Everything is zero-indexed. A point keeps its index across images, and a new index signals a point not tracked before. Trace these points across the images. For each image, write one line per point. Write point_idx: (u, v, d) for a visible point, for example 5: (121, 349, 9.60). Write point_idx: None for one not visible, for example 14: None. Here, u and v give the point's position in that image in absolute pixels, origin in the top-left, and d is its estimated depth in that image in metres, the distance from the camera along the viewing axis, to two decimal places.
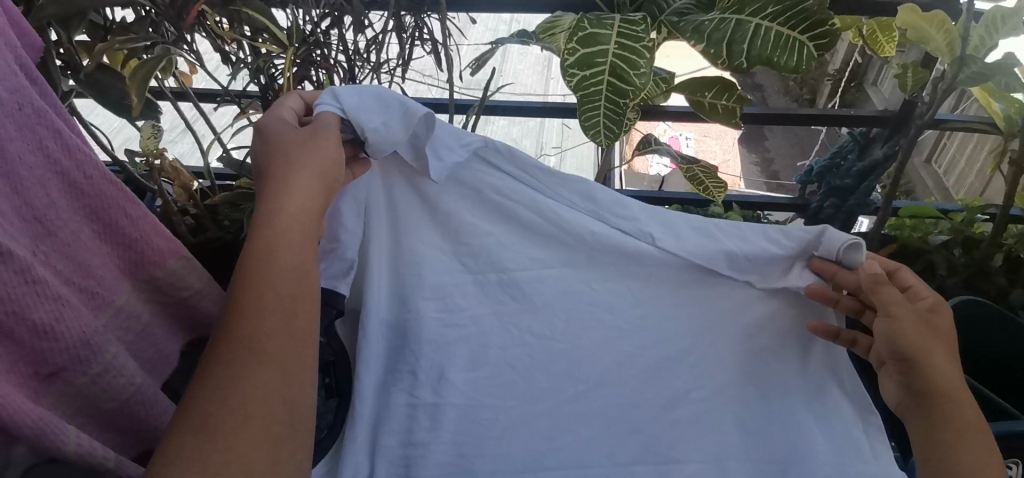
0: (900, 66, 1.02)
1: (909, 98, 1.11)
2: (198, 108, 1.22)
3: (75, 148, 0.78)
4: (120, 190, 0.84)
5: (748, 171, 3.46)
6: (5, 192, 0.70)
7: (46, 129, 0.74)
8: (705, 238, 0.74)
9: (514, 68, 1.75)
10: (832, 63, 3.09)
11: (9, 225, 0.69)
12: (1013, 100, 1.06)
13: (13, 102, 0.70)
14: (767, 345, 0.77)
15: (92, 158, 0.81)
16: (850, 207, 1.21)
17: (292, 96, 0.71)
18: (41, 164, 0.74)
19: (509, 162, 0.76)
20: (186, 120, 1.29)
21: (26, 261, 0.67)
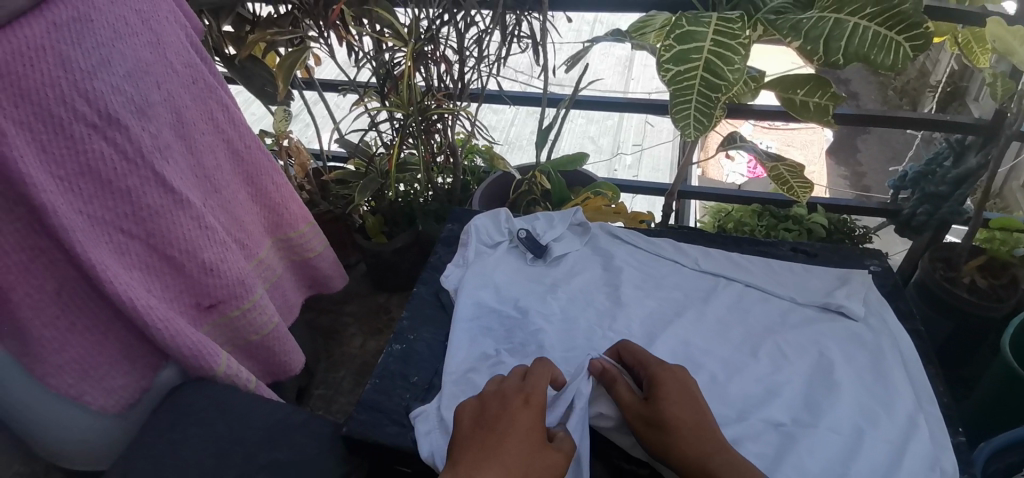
0: (989, 74, 0.99)
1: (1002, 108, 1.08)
2: (321, 96, 1.42)
3: (238, 120, 0.94)
4: (267, 159, 1.01)
5: (834, 183, 3.30)
6: (184, 150, 0.84)
7: (215, 103, 0.90)
8: (767, 285, 0.89)
9: (596, 69, 1.83)
10: (935, 74, 2.90)
11: (187, 178, 0.84)
12: None
13: (190, 78, 0.86)
14: (855, 353, 0.78)
15: (250, 130, 0.97)
16: (943, 215, 1.18)
17: (485, 217, 1.01)
18: (211, 131, 0.90)
19: (623, 233, 1.00)
20: (307, 105, 1.47)
21: (198, 208, 0.82)
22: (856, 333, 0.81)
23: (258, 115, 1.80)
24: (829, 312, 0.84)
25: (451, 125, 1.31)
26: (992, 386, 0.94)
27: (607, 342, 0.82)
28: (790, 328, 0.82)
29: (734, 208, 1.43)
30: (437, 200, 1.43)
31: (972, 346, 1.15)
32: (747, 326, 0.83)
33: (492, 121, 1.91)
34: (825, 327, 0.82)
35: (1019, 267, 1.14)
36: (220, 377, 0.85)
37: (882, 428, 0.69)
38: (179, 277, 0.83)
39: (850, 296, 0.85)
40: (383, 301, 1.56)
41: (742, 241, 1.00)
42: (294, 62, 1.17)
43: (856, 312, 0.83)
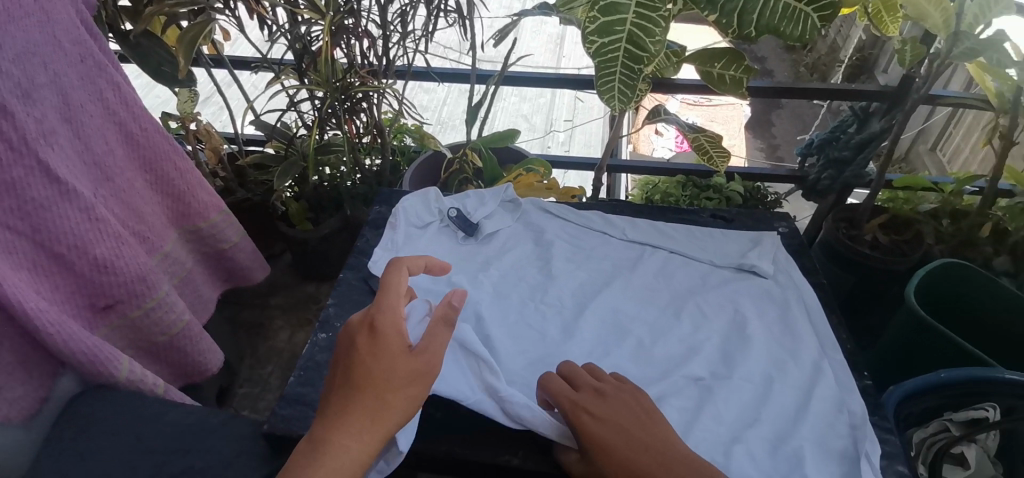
0: (900, 41, 1.06)
1: (908, 74, 1.14)
2: (233, 76, 1.32)
3: (133, 102, 0.86)
4: (169, 144, 0.92)
5: (753, 156, 3.51)
6: (66, 135, 0.75)
7: (107, 83, 0.81)
8: (689, 250, 0.93)
9: (528, 46, 1.81)
10: (843, 49, 3.14)
11: (74, 166, 0.75)
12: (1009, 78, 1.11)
13: (75, 55, 0.76)
14: (766, 309, 0.84)
15: (147, 113, 0.89)
16: (846, 178, 1.27)
17: (413, 199, 0.99)
18: (100, 114, 0.81)
19: (554, 207, 1.01)
20: (216, 85, 1.36)
21: (87, 199, 0.74)
22: (765, 290, 0.87)
23: (162, 98, 1.65)
24: (744, 273, 0.90)
25: (376, 104, 1.26)
26: (901, 331, 1.01)
27: (539, 315, 0.83)
28: (711, 290, 0.87)
29: (661, 180, 1.48)
30: (366, 182, 1.37)
31: (870, 297, 1.26)
32: (670, 290, 0.87)
33: (423, 100, 1.85)
34: (739, 286, 0.87)
35: (921, 223, 1.26)
36: (122, 384, 0.78)
37: (787, 376, 0.75)
38: (69, 276, 0.74)
39: (762, 256, 0.91)
40: (312, 292, 1.49)
41: (665, 211, 1.04)
42: (197, 35, 1.05)
43: (767, 270, 0.88)
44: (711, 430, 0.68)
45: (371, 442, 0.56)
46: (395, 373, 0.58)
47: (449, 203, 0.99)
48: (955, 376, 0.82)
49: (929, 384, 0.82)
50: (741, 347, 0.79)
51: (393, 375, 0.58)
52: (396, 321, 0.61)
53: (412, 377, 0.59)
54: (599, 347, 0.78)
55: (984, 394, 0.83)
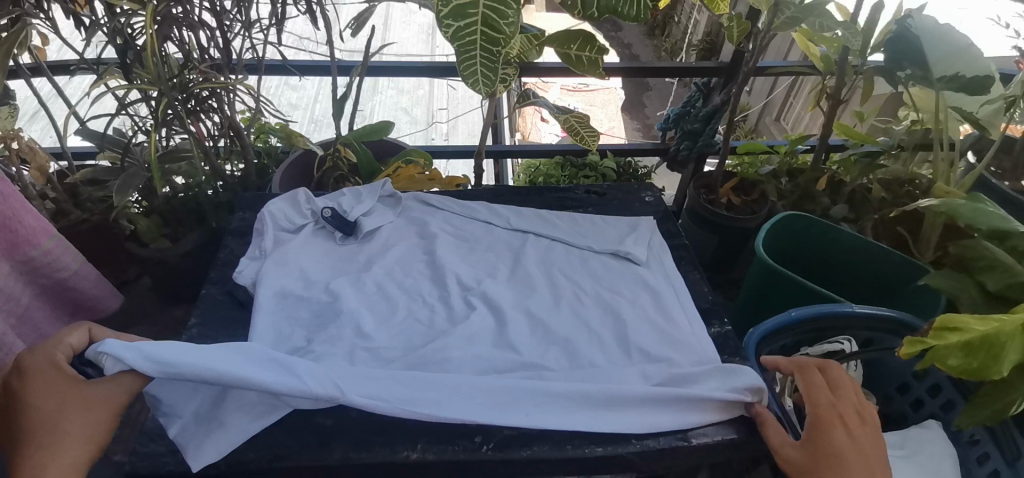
0: (728, 18, 1.18)
1: (739, 50, 1.28)
2: (56, 85, 1.12)
3: None
4: None
5: (632, 136, 3.74)
6: None
7: None
8: (566, 234, 0.95)
9: (398, 37, 1.76)
10: (694, 34, 3.46)
11: None
12: (831, 42, 1.29)
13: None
14: (638, 288, 0.87)
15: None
16: (700, 148, 1.40)
17: (281, 202, 0.93)
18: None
19: (440, 202, 0.99)
20: (42, 101, 1.16)
21: None
22: (634, 268, 0.90)
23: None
24: (620, 259, 0.92)
25: (228, 101, 1.14)
26: (757, 278, 1.13)
27: (426, 308, 0.81)
28: (588, 275, 0.89)
29: (542, 162, 1.53)
30: (229, 189, 1.25)
31: (732, 251, 1.41)
32: (550, 274, 0.88)
33: (290, 99, 1.72)
34: (610, 266, 0.91)
35: (764, 184, 1.43)
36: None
37: (656, 350, 0.77)
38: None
39: (636, 243, 0.94)
40: (183, 315, 1.32)
41: (543, 191, 1.08)
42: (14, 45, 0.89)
43: (638, 245, 0.93)
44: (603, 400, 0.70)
45: (68, 457, 0.58)
46: (69, 407, 0.60)
47: (322, 203, 0.94)
48: (816, 314, 0.92)
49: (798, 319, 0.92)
50: (612, 328, 0.80)
51: (69, 405, 0.60)
52: (59, 360, 0.64)
53: (90, 402, 0.61)
54: (481, 343, 0.76)
55: (837, 329, 0.97)
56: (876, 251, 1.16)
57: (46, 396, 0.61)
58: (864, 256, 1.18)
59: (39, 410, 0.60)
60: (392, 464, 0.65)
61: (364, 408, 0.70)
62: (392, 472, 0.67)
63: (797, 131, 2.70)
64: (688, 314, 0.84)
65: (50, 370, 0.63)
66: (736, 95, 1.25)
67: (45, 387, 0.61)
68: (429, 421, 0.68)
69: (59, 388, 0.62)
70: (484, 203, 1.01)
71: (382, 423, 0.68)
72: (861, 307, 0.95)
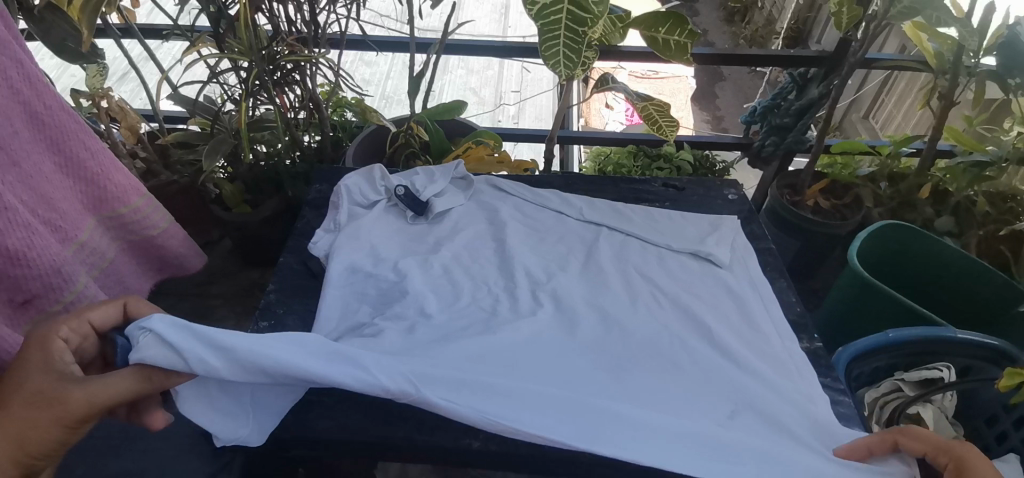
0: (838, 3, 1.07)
1: (845, 38, 1.17)
2: (144, 46, 1.18)
3: (35, 77, 0.72)
4: (75, 121, 0.78)
5: (701, 127, 3.56)
6: None
7: (6, 58, 0.69)
8: (642, 231, 0.91)
9: (471, 15, 1.74)
10: (780, 21, 3.23)
11: None
12: (945, 38, 1.13)
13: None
14: (719, 293, 0.82)
15: (53, 90, 0.75)
16: (789, 144, 1.30)
17: (357, 177, 0.94)
18: (2, 92, 0.68)
19: (512, 188, 0.97)
20: (131, 61, 1.22)
21: None
22: (716, 271, 0.85)
23: (76, 76, 1.49)
24: (700, 260, 0.87)
25: (310, 74, 1.16)
26: (846, 289, 1.04)
27: (493, 297, 0.79)
28: (666, 274, 0.84)
29: (612, 151, 1.47)
30: (306, 160, 1.29)
31: (815, 258, 1.31)
32: (625, 272, 0.84)
33: (364, 74, 1.75)
34: (690, 268, 0.85)
35: (859, 187, 1.31)
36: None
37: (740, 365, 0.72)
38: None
39: (719, 244, 0.88)
40: (257, 278, 1.38)
41: (619, 181, 1.04)
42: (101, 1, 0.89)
43: (720, 247, 0.88)
44: (688, 417, 0.66)
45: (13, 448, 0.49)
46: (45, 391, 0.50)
47: (396, 180, 0.94)
48: (910, 336, 0.84)
49: (890, 340, 0.84)
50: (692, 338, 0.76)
51: (44, 390, 0.50)
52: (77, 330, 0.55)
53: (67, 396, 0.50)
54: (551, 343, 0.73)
55: (935, 354, 0.87)
56: (982, 272, 1.04)
57: (32, 368, 0.52)
58: (968, 277, 1.06)
59: (20, 380, 0.51)
60: (452, 449, 0.65)
61: None
62: (451, 457, 0.67)
63: (889, 132, 2.47)
64: (774, 327, 0.78)
65: (63, 339, 0.54)
66: (838, 88, 1.14)
67: (42, 352, 0.53)
68: None
69: (51, 363, 0.52)
70: (557, 193, 0.97)
71: None
72: (963, 334, 0.85)
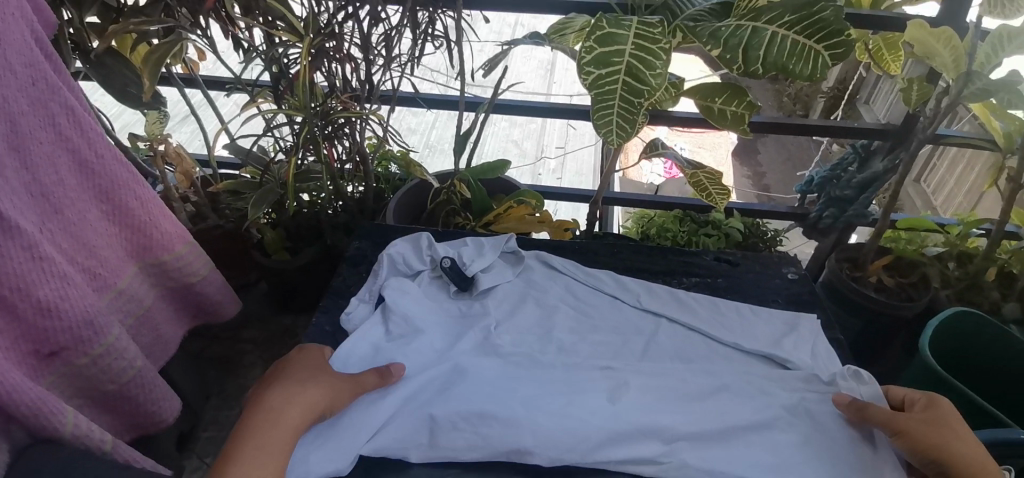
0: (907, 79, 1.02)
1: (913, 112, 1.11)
2: (205, 94, 1.23)
3: (88, 125, 0.74)
4: (126, 168, 0.79)
5: (741, 184, 3.47)
6: (14, 165, 0.66)
7: (58, 106, 0.71)
8: (708, 326, 0.85)
9: (517, 71, 1.77)
10: (828, 81, 3.16)
11: (18, 200, 0.66)
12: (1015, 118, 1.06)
13: (26, 78, 0.67)
14: (799, 405, 0.73)
15: (104, 137, 0.77)
16: (849, 218, 1.22)
17: (401, 246, 0.93)
18: (51, 139, 0.70)
19: (565, 268, 0.93)
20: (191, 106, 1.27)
21: (31, 235, 0.63)
22: (794, 379, 0.77)
23: (137, 116, 1.56)
24: (774, 366, 0.80)
25: (360, 129, 1.18)
26: (915, 382, 0.94)
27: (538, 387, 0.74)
28: (740, 381, 0.76)
29: (656, 214, 1.42)
30: (347, 211, 1.30)
31: (876, 344, 1.20)
32: (686, 370, 0.78)
33: (410, 124, 1.78)
34: (762, 373, 0.78)
35: (927, 266, 1.21)
36: (67, 442, 0.64)
37: None
38: (8, 321, 0.63)
39: (797, 348, 0.81)
40: (289, 325, 1.38)
41: (667, 251, 1.00)
42: (166, 53, 0.96)
43: (795, 353, 0.80)
44: None
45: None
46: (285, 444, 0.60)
47: (440, 249, 0.92)
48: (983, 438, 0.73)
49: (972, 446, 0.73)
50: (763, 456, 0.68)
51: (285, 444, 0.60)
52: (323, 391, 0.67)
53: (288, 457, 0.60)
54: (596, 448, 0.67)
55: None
56: None
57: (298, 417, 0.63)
58: None
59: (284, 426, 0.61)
60: None
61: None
62: None
63: (938, 199, 2.33)
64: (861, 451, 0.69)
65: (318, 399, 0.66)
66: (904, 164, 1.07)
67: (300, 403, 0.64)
68: None
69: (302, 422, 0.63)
70: (615, 277, 0.93)
71: None
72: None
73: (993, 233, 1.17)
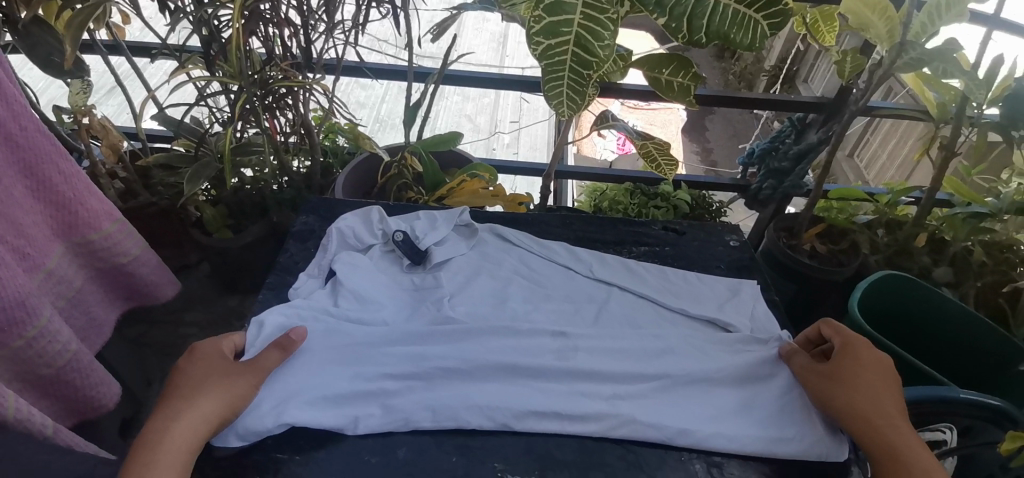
0: (841, 53, 1.08)
1: (846, 86, 1.17)
2: (131, 62, 1.15)
3: (14, 97, 0.68)
4: (53, 143, 0.73)
5: (689, 159, 3.58)
6: None
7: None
8: (655, 291, 0.88)
9: (469, 43, 1.74)
10: (769, 59, 3.28)
11: None
12: (948, 89, 1.14)
13: None
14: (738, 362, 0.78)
15: (30, 110, 0.70)
16: (785, 188, 1.29)
17: (351, 219, 0.91)
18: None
19: (520, 239, 0.94)
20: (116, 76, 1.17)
21: None
22: (736, 342, 0.80)
23: (64, 88, 1.43)
24: (715, 329, 0.84)
25: (303, 100, 1.13)
26: None
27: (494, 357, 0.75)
28: (684, 343, 0.80)
29: (608, 187, 1.45)
30: (293, 186, 1.25)
31: (810, 306, 1.29)
32: (634, 334, 0.81)
33: (358, 97, 1.72)
34: (703, 334, 0.82)
35: (856, 233, 1.30)
36: (8, 426, 0.59)
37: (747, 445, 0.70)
38: None
39: (737, 312, 0.86)
40: (235, 306, 1.32)
41: (618, 221, 1.03)
42: (88, 19, 0.87)
43: (735, 315, 0.85)
44: None
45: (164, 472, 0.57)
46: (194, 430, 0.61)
47: (391, 222, 0.91)
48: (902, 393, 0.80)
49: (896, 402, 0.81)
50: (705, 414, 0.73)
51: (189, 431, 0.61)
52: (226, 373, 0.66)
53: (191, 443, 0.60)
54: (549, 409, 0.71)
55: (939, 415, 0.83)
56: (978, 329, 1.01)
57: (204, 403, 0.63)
58: (966, 333, 1.03)
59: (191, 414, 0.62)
60: None
61: (411, 449, 0.68)
62: None
63: (872, 173, 2.49)
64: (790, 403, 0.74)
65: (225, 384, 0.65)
66: (837, 136, 1.13)
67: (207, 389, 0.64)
68: (479, 473, 0.67)
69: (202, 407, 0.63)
70: (568, 247, 0.94)
71: (429, 465, 0.67)
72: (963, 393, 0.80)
73: (925, 200, 1.27)
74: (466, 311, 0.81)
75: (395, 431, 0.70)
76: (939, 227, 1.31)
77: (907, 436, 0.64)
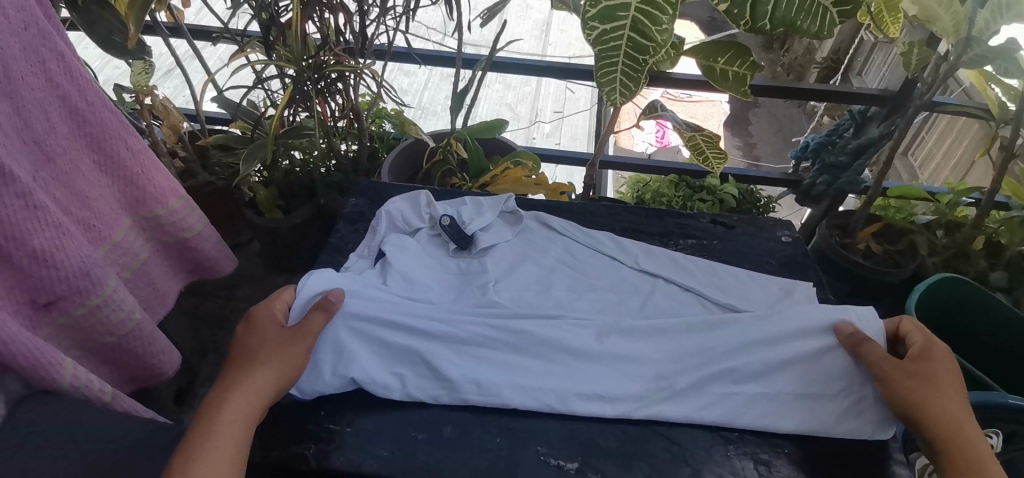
0: (907, 44, 1.02)
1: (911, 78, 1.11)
2: (191, 45, 1.19)
3: (78, 73, 0.72)
4: (117, 118, 0.77)
5: (731, 154, 3.47)
6: (5, 111, 0.64)
7: (49, 52, 0.68)
8: (703, 285, 0.86)
9: (512, 31, 1.72)
10: (822, 51, 3.13)
11: (10, 145, 0.64)
12: (1010, 87, 1.07)
13: (19, 23, 0.64)
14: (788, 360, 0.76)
15: (93, 84, 0.74)
16: (841, 184, 1.23)
17: (400, 202, 0.93)
18: (42, 85, 0.67)
19: (566, 228, 0.94)
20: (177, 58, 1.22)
21: (26, 183, 0.62)
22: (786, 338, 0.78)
23: (121, 69, 1.50)
24: None
25: (353, 85, 1.15)
26: None
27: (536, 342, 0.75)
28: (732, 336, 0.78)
29: (652, 179, 1.42)
30: (340, 170, 1.28)
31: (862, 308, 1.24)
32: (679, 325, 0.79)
33: (401, 84, 1.74)
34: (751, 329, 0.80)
35: (913, 233, 1.24)
36: (66, 393, 0.63)
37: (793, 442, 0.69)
38: (3, 270, 0.63)
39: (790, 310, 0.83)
40: (282, 284, 1.37)
41: (664, 213, 1.01)
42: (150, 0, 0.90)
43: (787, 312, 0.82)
44: None
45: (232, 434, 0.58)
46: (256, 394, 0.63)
47: (439, 207, 0.93)
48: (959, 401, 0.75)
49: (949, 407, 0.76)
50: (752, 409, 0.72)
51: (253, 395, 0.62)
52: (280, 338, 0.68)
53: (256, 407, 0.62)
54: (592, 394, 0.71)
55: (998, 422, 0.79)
56: None
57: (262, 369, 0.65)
58: None
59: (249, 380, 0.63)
60: None
61: (456, 429, 0.70)
62: None
63: (926, 173, 2.35)
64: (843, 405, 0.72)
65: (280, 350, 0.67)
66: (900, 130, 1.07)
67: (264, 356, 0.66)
68: (523, 456, 0.67)
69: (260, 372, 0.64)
70: (615, 237, 0.93)
71: (474, 446, 0.68)
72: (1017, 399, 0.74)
73: (985, 201, 1.19)
74: (510, 297, 0.82)
75: (441, 410, 0.71)
76: (996, 230, 1.22)
77: (978, 447, 0.60)
